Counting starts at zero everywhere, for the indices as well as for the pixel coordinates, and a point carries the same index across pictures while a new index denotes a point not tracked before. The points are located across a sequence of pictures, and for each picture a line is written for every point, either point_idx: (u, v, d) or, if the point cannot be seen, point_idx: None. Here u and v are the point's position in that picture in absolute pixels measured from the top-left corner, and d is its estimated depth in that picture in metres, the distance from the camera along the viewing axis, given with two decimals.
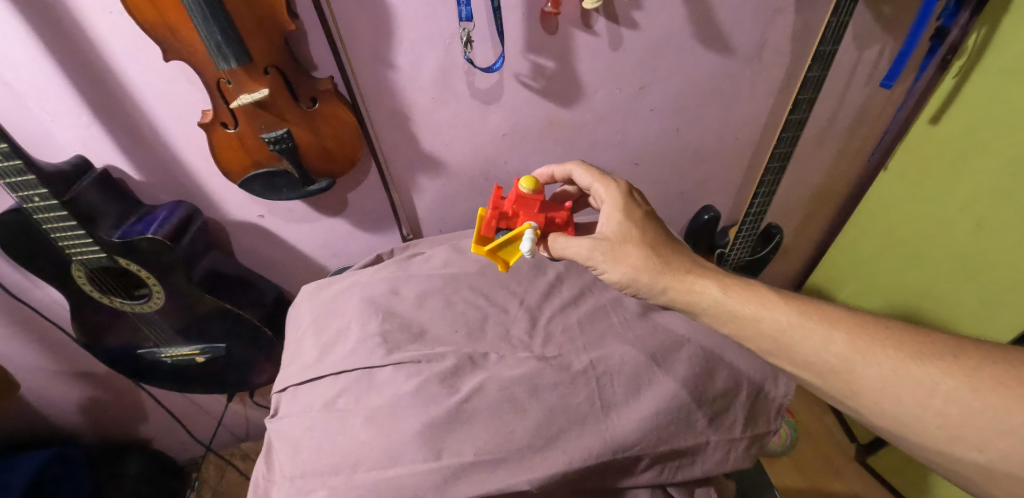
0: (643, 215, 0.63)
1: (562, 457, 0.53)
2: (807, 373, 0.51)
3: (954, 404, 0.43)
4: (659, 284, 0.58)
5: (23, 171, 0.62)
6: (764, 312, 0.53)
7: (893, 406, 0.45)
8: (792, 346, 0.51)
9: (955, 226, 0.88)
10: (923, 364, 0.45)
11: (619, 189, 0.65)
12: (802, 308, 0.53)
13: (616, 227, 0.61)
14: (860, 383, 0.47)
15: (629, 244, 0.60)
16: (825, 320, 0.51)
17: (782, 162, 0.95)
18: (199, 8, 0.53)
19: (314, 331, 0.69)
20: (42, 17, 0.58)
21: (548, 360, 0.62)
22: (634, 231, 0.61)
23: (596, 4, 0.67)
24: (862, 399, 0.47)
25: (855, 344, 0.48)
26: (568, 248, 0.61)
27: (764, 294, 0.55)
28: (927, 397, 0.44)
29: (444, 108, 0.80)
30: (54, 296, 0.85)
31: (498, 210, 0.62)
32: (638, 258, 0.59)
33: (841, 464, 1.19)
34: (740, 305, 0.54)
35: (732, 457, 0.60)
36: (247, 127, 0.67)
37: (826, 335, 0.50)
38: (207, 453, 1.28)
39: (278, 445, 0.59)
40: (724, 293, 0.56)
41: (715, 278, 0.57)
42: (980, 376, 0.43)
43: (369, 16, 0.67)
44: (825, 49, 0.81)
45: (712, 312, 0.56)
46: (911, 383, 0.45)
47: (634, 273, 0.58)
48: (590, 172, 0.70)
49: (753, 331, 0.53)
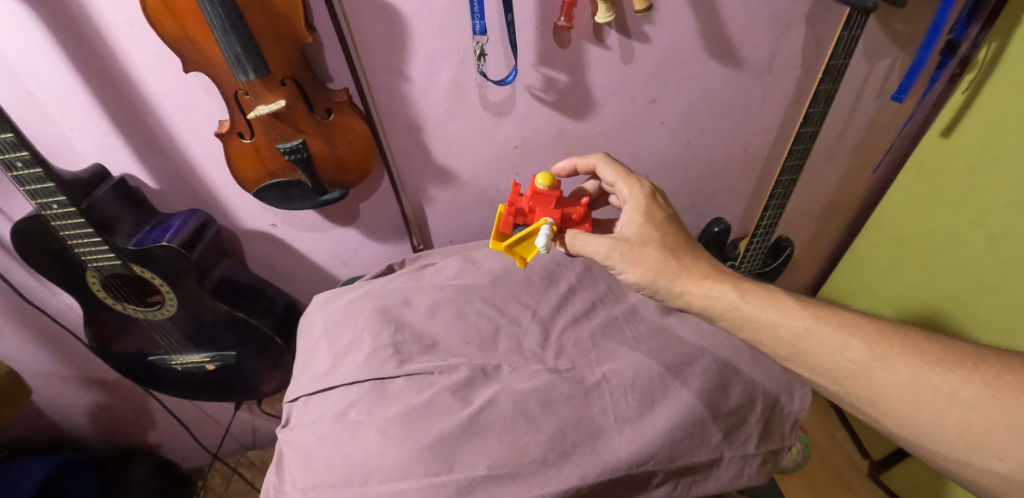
0: (665, 218, 0.63)
1: (575, 471, 0.53)
2: (823, 379, 0.50)
3: (973, 412, 0.43)
4: (677, 288, 0.58)
5: (43, 178, 0.63)
6: (782, 317, 0.52)
7: (912, 414, 0.45)
8: (809, 352, 0.50)
9: (969, 239, 0.87)
10: (942, 372, 0.45)
11: (643, 190, 0.65)
12: (820, 315, 0.52)
13: (637, 229, 0.61)
14: (877, 390, 0.46)
15: (649, 246, 0.59)
16: (844, 327, 0.50)
17: (794, 175, 0.94)
18: (219, 21, 0.54)
19: (326, 342, 0.69)
20: (65, 28, 0.59)
21: (561, 373, 0.62)
22: (655, 233, 0.61)
23: (608, 18, 0.67)
24: (879, 406, 0.47)
25: (874, 351, 0.48)
26: (586, 246, 0.61)
27: (780, 299, 0.54)
28: (945, 404, 0.44)
29: (457, 119, 0.80)
30: (68, 302, 0.86)
31: (515, 207, 0.62)
32: (657, 261, 0.59)
33: (854, 481, 1.17)
34: (757, 310, 0.54)
35: (748, 473, 0.59)
36: (263, 137, 0.67)
37: (844, 342, 0.49)
38: (213, 460, 1.28)
39: (289, 455, 0.59)
40: (741, 297, 0.55)
41: (733, 282, 0.56)
42: (1000, 385, 0.43)
43: (385, 29, 0.68)
44: (836, 63, 0.79)
45: (728, 316, 0.55)
46: (929, 391, 0.44)
47: (652, 275, 0.58)
48: (613, 169, 0.69)
49: (771, 336, 0.53)
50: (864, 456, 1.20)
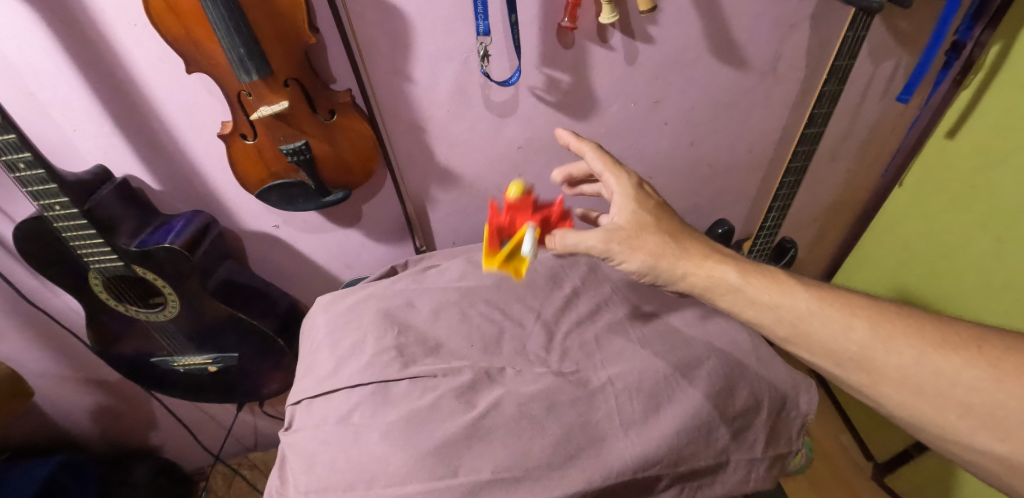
0: (656, 205, 0.60)
1: (581, 475, 0.53)
2: (824, 361, 0.49)
3: (976, 394, 0.42)
4: (679, 269, 0.56)
5: (45, 179, 0.62)
6: (784, 298, 0.51)
7: (914, 396, 0.44)
8: (811, 334, 0.49)
9: (975, 240, 0.86)
10: (945, 354, 0.44)
11: (631, 178, 0.62)
12: (824, 297, 0.50)
13: (630, 217, 0.58)
14: (880, 372, 0.46)
15: (646, 232, 0.57)
16: (847, 308, 0.49)
17: (798, 176, 0.93)
18: (222, 22, 0.54)
19: (330, 344, 0.69)
20: (68, 29, 0.59)
21: (565, 375, 0.62)
22: (648, 220, 0.58)
23: (612, 18, 0.67)
24: (882, 387, 0.46)
25: (877, 333, 0.47)
26: (578, 243, 0.58)
27: (782, 280, 0.53)
28: (948, 386, 0.43)
29: (460, 120, 0.80)
30: (70, 303, 0.86)
31: (495, 224, 0.61)
32: (657, 245, 0.56)
33: (858, 484, 1.17)
34: (759, 291, 0.52)
35: (753, 478, 0.60)
36: (266, 138, 0.67)
37: (847, 323, 0.48)
38: (216, 462, 1.28)
39: (292, 458, 0.59)
40: (742, 277, 0.53)
41: (735, 262, 0.55)
42: (1004, 367, 0.42)
43: (388, 29, 0.67)
44: (841, 64, 0.78)
45: (729, 297, 0.53)
46: (933, 373, 0.44)
47: (653, 260, 0.56)
48: (600, 157, 0.64)
49: (772, 317, 0.51)
50: (868, 458, 1.19)
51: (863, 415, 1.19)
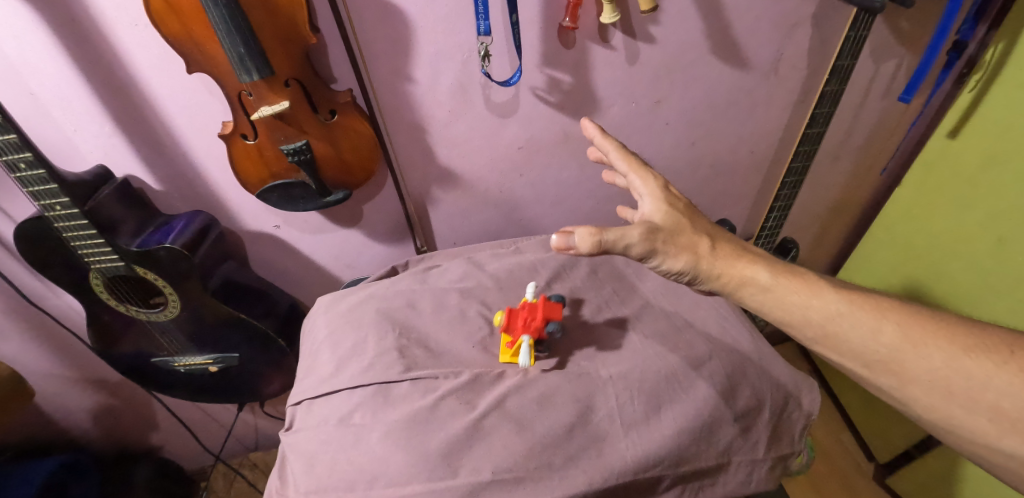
0: (688, 205, 0.54)
1: (581, 476, 0.53)
2: (852, 363, 0.48)
3: (1007, 398, 0.41)
4: (717, 269, 0.50)
5: (46, 180, 0.62)
6: (813, 299, 0.49)
7: (943, 399, 0.44)
8: (840, 336, 0.48)
9: (978, 240, 0.86)
10: (976, 357, 0.43)
11: (660, 178, 0.55)
12: (853, 298, 0.49)
13: (669, 216, 0.51)
14: (909, 375, 0.45)
15: (686, 231, 0.50)
16: (877, 310, 0.48)
17: (799, 176, 0.93)
18: (222, 22, 0.53)
19: (330, 345, 0.69)
20: (69, 29, 0.59)
21: (566, 376, 0.62)
22: (684, 218, 0.51)
23: (613, 18, 0.67)
24: (909, 390, 0.46)
25: (907, 335, 0.46)
26: (619, 241, 0.45)
27: (812, 280, 0.51)
28: (977, 390, 0.43)
29: (461, 120, 0.80)
30: (71, 303, 0.86)
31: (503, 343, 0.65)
32: (699, 244, 0.50)
33: (859, 485, 1.17)
34: (789, 292, 0.50)
35: (754, 479, 0.60)
36: (267, 139, 0.67)
37: (876, 325, 0.47)
38: (217, 462, 1.28)
39: (292, 458, 0.59)
40: (772, 277, 0.50)
41: (765, 261, 0.52)
42: None
43: (388, 29, 0.67)
44: (843, 64, 0.78)
45: (760, 296, 0.50)
46: (962, 377, 0.43)
47: (696, 260, 0.50)
48: (624, 158, 0.56)
49: (800, 319, 0.49)
50: (870, 459, 1.19)
51: (863, 415, 1.19)
